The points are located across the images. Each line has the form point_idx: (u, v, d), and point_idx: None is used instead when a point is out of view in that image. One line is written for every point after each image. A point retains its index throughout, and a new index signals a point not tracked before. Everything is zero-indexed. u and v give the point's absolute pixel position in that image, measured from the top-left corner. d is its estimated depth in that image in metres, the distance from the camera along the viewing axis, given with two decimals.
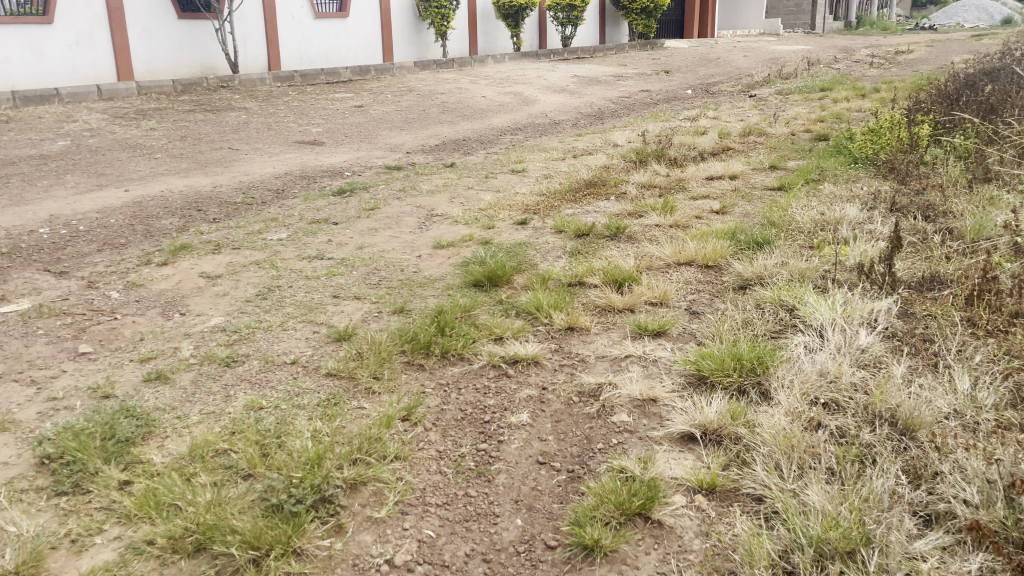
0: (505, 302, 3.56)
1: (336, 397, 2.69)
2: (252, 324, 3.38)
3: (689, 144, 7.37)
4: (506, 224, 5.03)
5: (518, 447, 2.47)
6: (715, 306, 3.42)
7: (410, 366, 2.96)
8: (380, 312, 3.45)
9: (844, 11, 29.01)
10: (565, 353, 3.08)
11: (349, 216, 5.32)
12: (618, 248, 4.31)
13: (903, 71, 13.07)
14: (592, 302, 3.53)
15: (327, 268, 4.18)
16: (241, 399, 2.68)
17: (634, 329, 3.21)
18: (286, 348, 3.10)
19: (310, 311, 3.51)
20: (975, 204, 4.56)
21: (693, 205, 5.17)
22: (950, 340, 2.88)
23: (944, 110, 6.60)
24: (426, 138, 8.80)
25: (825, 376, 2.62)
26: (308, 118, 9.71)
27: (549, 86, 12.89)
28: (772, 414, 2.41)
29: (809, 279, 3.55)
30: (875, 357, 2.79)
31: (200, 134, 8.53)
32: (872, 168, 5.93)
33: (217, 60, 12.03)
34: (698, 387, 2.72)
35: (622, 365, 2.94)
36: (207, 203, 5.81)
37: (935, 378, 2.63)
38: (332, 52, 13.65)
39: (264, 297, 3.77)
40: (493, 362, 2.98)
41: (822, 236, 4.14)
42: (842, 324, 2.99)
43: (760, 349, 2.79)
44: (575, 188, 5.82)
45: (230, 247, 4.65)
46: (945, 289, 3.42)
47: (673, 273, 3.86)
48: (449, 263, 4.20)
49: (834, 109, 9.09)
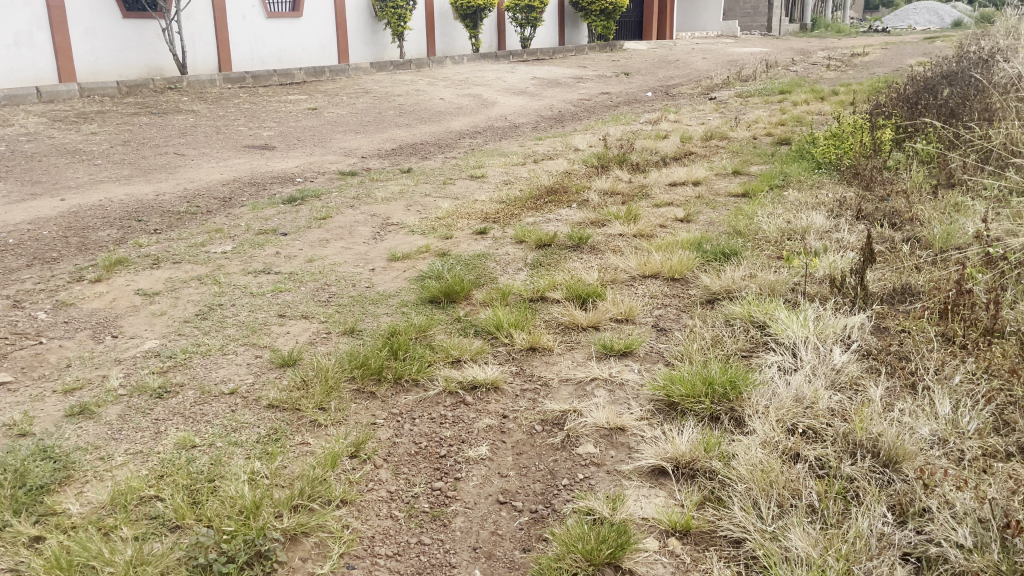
0: (463, 320, 3.36)
1: (277, 432, 2.46)
2: (189, 349, 3.14)
3: (651, 149, 7.26)
4: (464, 233, 4.84)
5: (477, 485, 2.28)
6: (683, 323, 3.27)
7: (359, 394, 2.75)
8: (329, 333, 3.23)
9: (798, 14, 29.39)
10: (526, 376, 2.89)
11: (299, 225, 5.08)
12: (581, 259, 4.15)
13: (860, 74, 13.20)
14: (554, 319, 3.35)
15: (273, 284, 3.94)
16: (173, 436, 2.44)
17: (599, 349, 3.04)
18: (224, 375, 2.87)
19: (253, 333, 3.27)
20: (941, 212, 4.50)
21: (657, 212, 5.04)
22: (927, 358, 2.77)
23: (905, 113, 6.60)
24: (382, 142, 8.56)
25: (801, 401, 2.48)
26: (259, 121, 9.40)
27: (508, 88, 12.72)
28: (747, 444, 2.25)
29: (778, 293, 3.42)
30: (851, 379, 2.66)
31: (143, 138, 8.17)
32: (835, 173, 5.86)
33: (164, 61, 11.61)
34: (668, 413, 2.56)
35: (587, 390, 2.77)
36: (148, 213, 5.51)
37: (914, 401, 2.51)
38: (285, 52, 13.29)
39: (204, 317, 3.53)
40: (449, 388, 2.78)
41: (790, 246, 4.03)
42: (815, 342, 2.87)
43: (732, 371, 2.64)
44: (536, 195, 5.65)
45: (169, 261, 4.37)
46: (917, 302, 3.32)
47: (637, 286, 3.70)
48: (404, 277, 3.99)
49: (794, 112, 9.10)
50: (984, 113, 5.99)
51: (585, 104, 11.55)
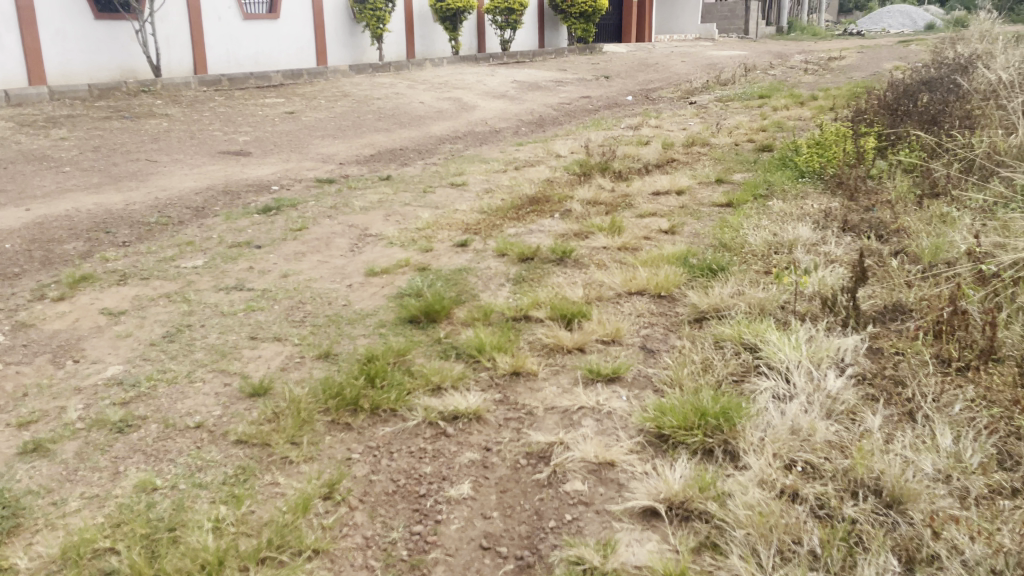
0: (443, 341, 3.23)
1: (245, 472, 2.33)
2: (154, 376, 2.98)
3: (633, 156, 7.16)
4: (444, 245, 4.70)
5: (458, 528, 2.15)
6: (671, 344, 3.16)
7: (334, 427, 2.60)
8: (303, 358, 3.08)
9: (775, 17, 29.55)
10: (509, 404, 2.76)
11: (274, 238, 4.92)
12: (564, 275, 4.02)
13: (838, 78, 13.23)
14: (538, 340, 3.22)
15: (245, 302, 3.78)
16: (132, 478, 2.30)
17: (586, 374, 2.91)
18: (190, 406, 2.72)
19: (222, 358, 3.11)
20: (928, 224, 4.43)
21: (641, 224, 4.92)
22: (924, 383, 2.67)
23: (887, 120, 6.54)
24: (360, 147, 8.40)
25: (797, 434, 2.37)
26: (234, 126, 9.20)
27: (488, 91, 12.59)
28: (744, 483, 2.14)
29: (769, 311, 3.31)
30: (848, 407, 2.55)
31: (114, 144, 7.95)
32: (820, 181, 5.79)
33: (138, 63, 11.35)
34: (659, 446, 2.44)
35: (574, 419, 2.64)
36: (117, 224, 5.32)
37: (914, 430, 2.42)
38: (262, 54, 13.06)
39: (172, 340, 3.36)
40: (429, 419, 2.64)
41: (778, 261, 3.93)
42: (808, 366, 2.75)
43: (726, 400, 2.52)
44: (518, 205, 5.53)
45: (137, 277, 4.20)
46: (909, 321, 3.22)
47: (623, 304, 3.59)
48: (382, 294, 3.85)
49: (774, 117, 9.04)
50: (967, 121, 5.94)
51: (565, 108, 11.45)
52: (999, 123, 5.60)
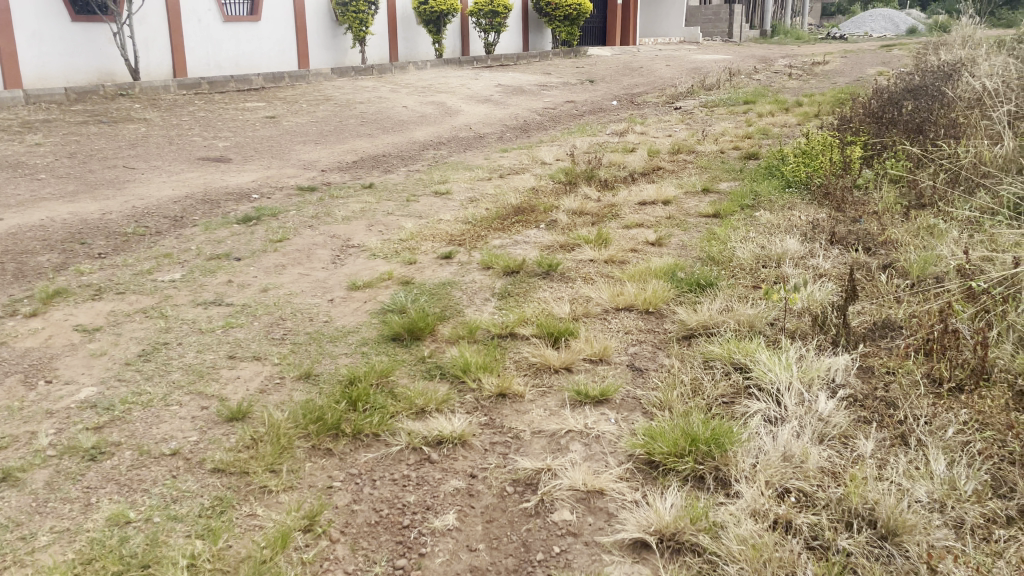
0: (427, 361, 3.16)
1: (222, 503, 2.25)
2: (128, 399, 2.89)
3: (618, 164, 7.13)
4: (428, 258, 4.63)
5: (443, 561, 2.08)
6: (660, 362, 3.11)
7: (315, 453, 2.53)
8: (282, 378, 3.00)
9: (759, 21, 29.71)
10: (496, 428, 2.70)
11: (254, 249, 4.82)
12: (550, 289, 3.97)
13: (823, 83, 13.29)
14: (525, 360, 3.16)
15: (224, 318, 3.69)
16: (105, 510, 2.22)
17: (573, 396, 2.86)
18: (166, 431, 2.63)
19: (199, 378, 3.03)
20: (915, 236, 4.42)
21: (627, 236, 4.88)
22: (916, 405, 2.64)
23: (873, 129, 6.55)
24: (343, 153, 8.30)
25: (789, 460, 2.33)
26: (215, 131, 9.07)
27: (473, 96, 12.52)
28: (736, 515, 2.09)
29: (758, 329, 3.27)
30: (840, 430, 2.52)
31: (91, 150, 7.81)
32: (806, 191, 5.78)
33: (116, 66, 11.18)
34: (649, 473, 2.38)
35: (561, 444, 2.58)
36: (92, 235, 5.20)
37: (907, 455, 2.38)
38: (243, 56, 12.92)
39: (148, 359, 3.26)
40: (412, 444, 2.57)
41: (766, 276, 3.90)
42: (799, 388, 2.71)
43: (716, 425, 2.47)
44: (503, 214, 5.47)
45: (113, 292, 4.10)
46: (899, 339, 3.20)
47: (610, 320, 3.54)
48: (365, 310, 3.77)
49: (759, 124, 9.05)
50: (952, 130, 5.95)
51: (550, 113, 11.41)
52: (984, 133, 5.62)
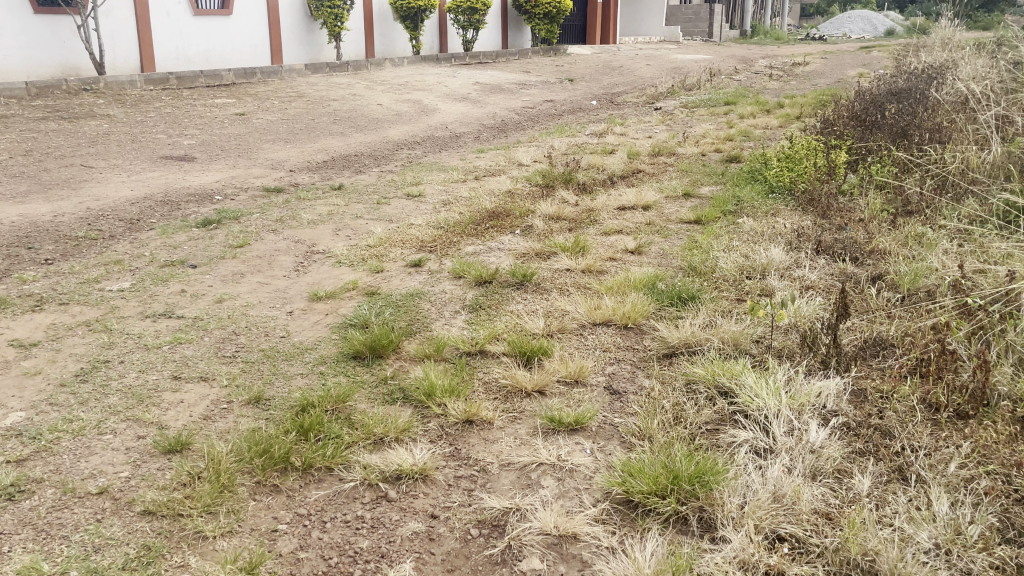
0: (390, 382, 2.93)
1: (150, 553, 2.00)
2: (58, 426, 2.61)
3: (597, 167, 6.93)
4: (397, 265, 4.39)
5: None
6: (639, 384, 2.90)
7: (259, 490, 2.29)
8: (230, 403, 2.76)
9: (739, 20, 29.79)
10: (461, 460, 2.47)
11: (211, 256, 4.56)
12: (524, 301, 3.75)
13: (803, 84, 13.20)
14: (494, 381, 2.94)
15: (172, 333, 3.42)
16: (16, 562, 1.96)
17: (546, 423, 2.64)
18: (97, 464, 2.38)
19: (139, 403, 2.77)
20: (905, 246, 4.26)
21: (606, 243, 4.68)
22: (914, 435, 2.46)
23: (857, 132, 6.41)
24: (313, 152, 8.03)
25: (780, 500, 2.13)
26: (180, 128, 8.75)
27: (450, 94, 12.28)
28: (724, 568, 1.89)
29: (743, 347, 3.08)
30: (835, 464, 2.32)
31: (47, 147, 7.47)
32: (789, 197, 5.61)
33: (80, 59, 10.78)
34: (627, 513, 2.17)
35: (532, 479, 2.36)
36: (40, 238, 4.91)
37: (908, 493, 2.19)
38: (213, 52, 12.56)
39: (84, 378, 2.99)
40: (368, 480, 2.34)
41: (751, 289, 3.71)
42: (789, 416, 2.51)
43: (701, 460, 2.26)
44: (477, 219, 5.25)
45: (55, 302, 3.82)
46: (892, 358, 3.02)
47: (587, 337, 3.32)
48: (325, 323, 3.53)
49: (741, 125, 8.91)
50: (937, 134, 5.82)
51: (528, 112, 11.22)
52: (971, 138, 5.48)
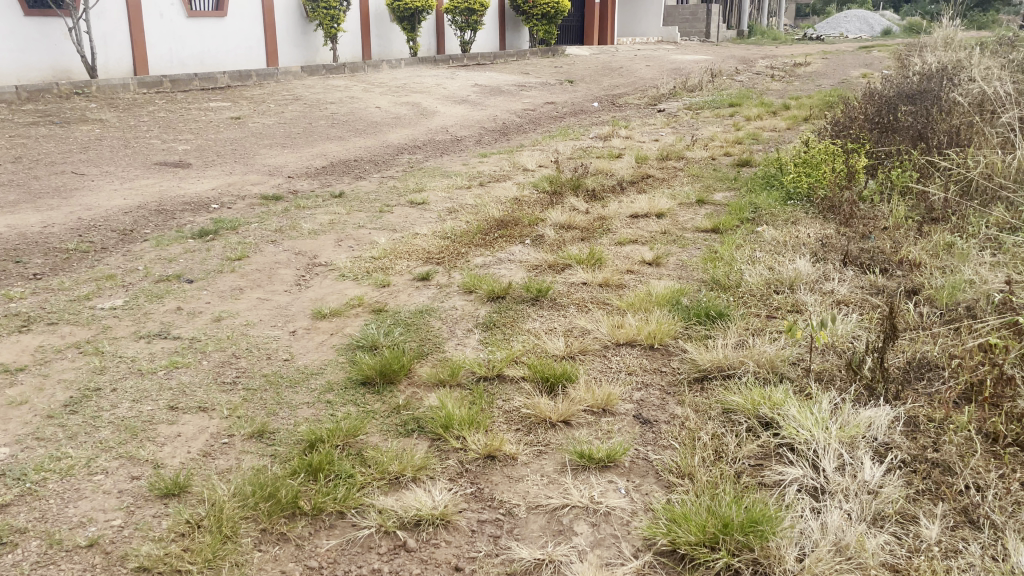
0: (403, 412, 2.72)
1: None
2: (44, 465, 2.39)
3: (605, 172, 6.74)
4: (403, 279, 4.19)
5: None
6: (671, 412, 2.70)
7: (266, 540, 2.08)
8: (232, 437, 2.55)
9: (736, 20, 29.63)
10: (485, 501, 2.26)
11: (209, 269, 4.34)
12: (541, 319, 3.55)
13: (806, 84, 12.99)
14: (515, 409, 2.74)
15: (168, 357, 3.20)
16: None
17: (574, 458, 2.43)
18: (87, 510, 2.17)
19: (134, 437, 2.55)
20: (937, 257, 4.06)
21: (622, 254, 4.49)
22: (979, 471, 2.26)
23: (874, 136, 6.19)
24: (311, 158, 7.82)
25: (842, 552, 1.94)
26: (174, 133, 8.52)
27: (450, 96, 12.06)
28: None
29: (780, 371, 2.88)
30: (895, 507, 2.12)
31: (37, 154, 7.25)
32: (807, 204, 5.40)
33: (72, 63, 10.54)
34: (672, 567, 1.97)
35: (564, 524, 2.15)
36: (29, 250, 4.69)
37: (981, 542, 1.99)
38: (208, 54, 12.33)
39: (74, 408, 2.76)
40: (384, 527, 2.13)
41: (781, 307, 3.51)
42: (840, 450, 2.32)
43: (753, 505, 2.05)
44: (484, 228, 5.05)
45: (43, 322, 3.59)
46: (939, 382, 2.82)
47: (611, 359, 3.12)
48: (330, 345, 3.32)
49: (748, 128, 8.71)
50: (957, 138, 5.62)
51: (530, 114, 11.02)
52: (994, 141, 5.28)
